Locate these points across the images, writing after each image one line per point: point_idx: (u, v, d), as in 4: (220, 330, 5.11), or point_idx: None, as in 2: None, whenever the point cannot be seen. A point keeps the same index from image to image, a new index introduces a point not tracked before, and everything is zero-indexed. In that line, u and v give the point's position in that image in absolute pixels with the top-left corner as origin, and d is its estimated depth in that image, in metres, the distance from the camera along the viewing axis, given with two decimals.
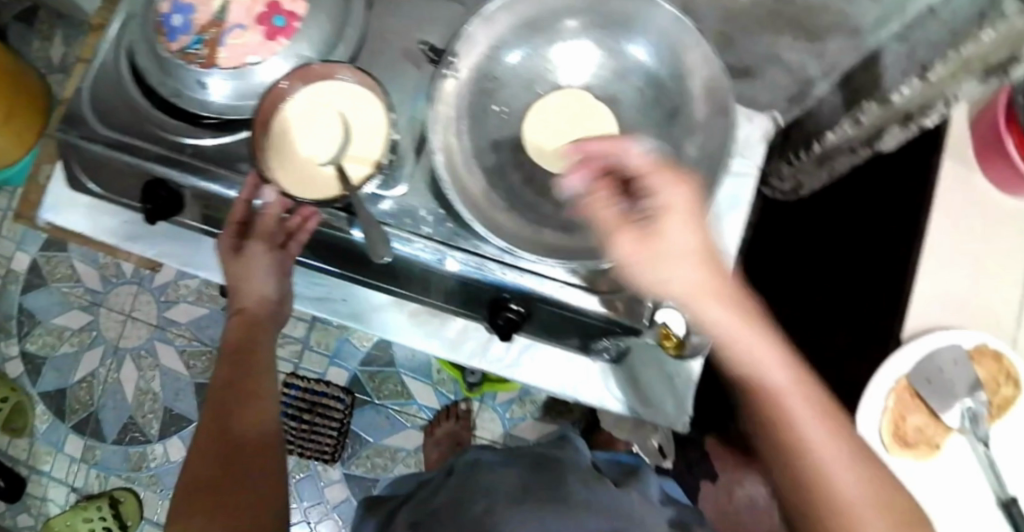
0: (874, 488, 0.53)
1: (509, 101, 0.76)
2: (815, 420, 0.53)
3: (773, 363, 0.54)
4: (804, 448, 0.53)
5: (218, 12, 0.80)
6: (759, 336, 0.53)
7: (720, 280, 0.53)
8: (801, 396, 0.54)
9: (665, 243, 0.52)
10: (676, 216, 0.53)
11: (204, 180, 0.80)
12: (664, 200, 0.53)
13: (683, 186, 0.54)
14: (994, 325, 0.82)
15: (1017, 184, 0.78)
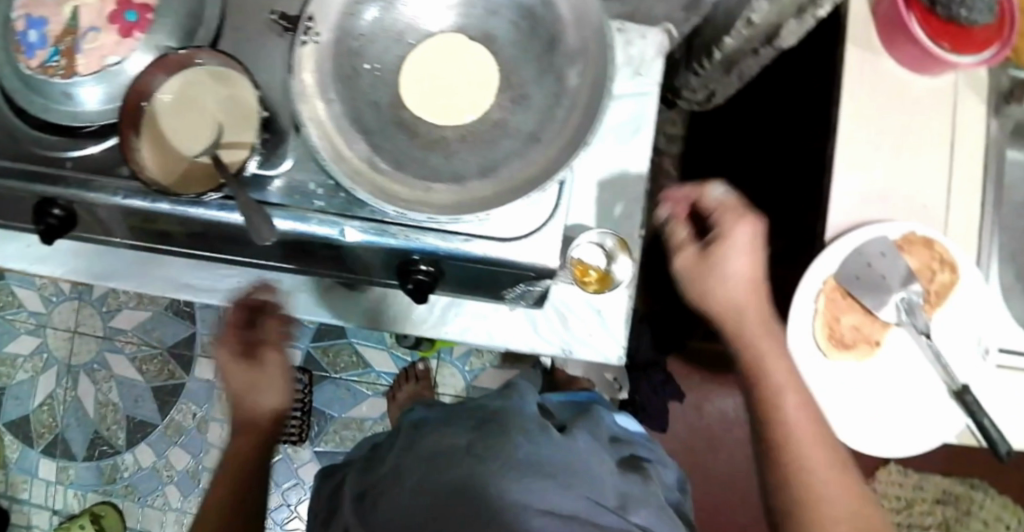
0: (847, 504, 0.59)
1: (381, 57, 0.71)
2: (806, 443, 0.62)
3: (768, 341, 0.67)
4: (794, 449, 0.61)
5: (70, 19, 0.76)
6: (768, 336, 0.67)
7: (756, 306, 0.67)
8: (787, 380, 0.65)
9: (721, 268, 0.66)
10: (737, 249, 0.66)
11: (89, 192, 0.76)
12: (732, 237, 0.66)
13: (746, 223, 0.66)
14: (922, 211, 0.79)
15: (925, 64, 0.77)
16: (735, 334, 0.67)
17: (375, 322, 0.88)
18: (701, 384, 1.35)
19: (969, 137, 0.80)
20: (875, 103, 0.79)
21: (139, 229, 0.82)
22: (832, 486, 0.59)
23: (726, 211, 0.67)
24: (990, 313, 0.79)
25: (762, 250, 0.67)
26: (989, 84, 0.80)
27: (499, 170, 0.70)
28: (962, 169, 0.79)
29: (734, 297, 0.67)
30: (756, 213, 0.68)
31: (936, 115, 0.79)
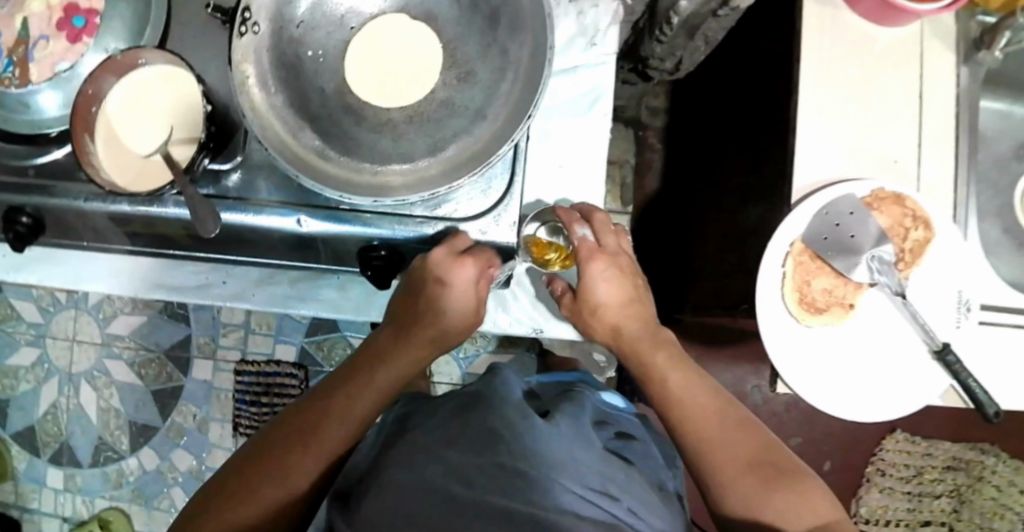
0: (745, 455, 0.65)
1: (323, 43, 0.70)
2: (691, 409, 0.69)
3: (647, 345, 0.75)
4: (695, 425, 0.68)
5: (21, 30, 0.77)
6: (649, 340, 0.75)
7: (631, 315, 0.76)
8: (676, 373, 0.72)
9: (589, 298, 0.76)
10: (598, 280, 0.75)
11: (53, 198, 0.77)
12: (591, 274, 0.75)
13: (609, 266, 0.76)
14: (892, 167, 0.77)
15: (886, 14, 0.75)
16: (631, 352, 0.76)
17: (339, 312, 0.88)
18: (698, 357, 1.27)
19: (939, 87, 0.77)
20: (836, 58, 0.77)
21: (133, 234, 0.83)
22: (731, 440, 0.66)
23: (586, 255, 0.75)
24: (969, 268, 0.76)
25: (628, 276, 0.77)
26: (957, 35, 0.79)
27: (447, 149, 0.70)
28: (931, 120, 0.77)
29: (614, 320, 0.76)
30: (613, 246, 0.76)
31: (901, 67, 0.77)
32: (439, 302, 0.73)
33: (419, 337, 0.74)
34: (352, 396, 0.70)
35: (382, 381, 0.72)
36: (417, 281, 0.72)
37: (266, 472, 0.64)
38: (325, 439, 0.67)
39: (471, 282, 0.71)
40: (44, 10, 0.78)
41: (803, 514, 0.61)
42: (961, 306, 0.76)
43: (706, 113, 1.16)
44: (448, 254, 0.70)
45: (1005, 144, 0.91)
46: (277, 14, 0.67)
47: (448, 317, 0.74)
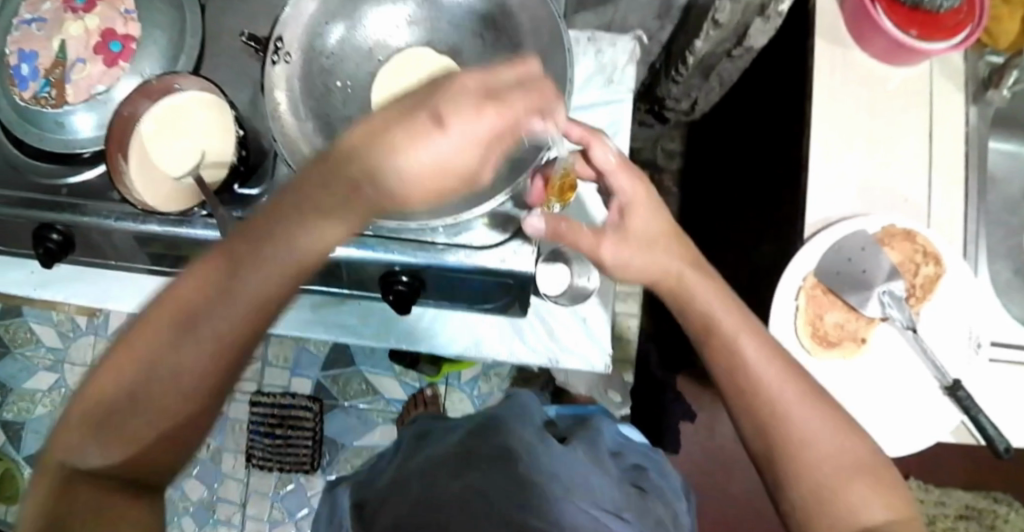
0: (831, 446, 0.52)
1: (352, 73, 0.75)
2: (767, 365, 0.55)
3: (721, 306, 0.59)
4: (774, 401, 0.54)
5: (58, 52, 0.80)
6: (716, 296, 0.60)
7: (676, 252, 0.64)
8: (752, 338, 0.57)
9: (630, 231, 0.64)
10: (633, 208, 0.64)
11: (83, 216, 0.78)
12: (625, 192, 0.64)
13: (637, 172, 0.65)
14: (905, 204, 0.79)
15: (897, 53, 0.78)
16: (687, 314, 0.61)
17: (358, 340, 0.86)
18: (713, 402, 1.25)
19: (949, 125, 0.79)
20: (847, 97, 0.79)
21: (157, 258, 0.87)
22: (819, 431, 0.52)
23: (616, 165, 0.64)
24: (979, 306, 0.77)
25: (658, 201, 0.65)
26: (966, 75, 0.81)
27: None
28: (942, 158, 0.79)
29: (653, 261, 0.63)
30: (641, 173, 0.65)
31: (912, 105, 0.80)
32: (392, 150, 0.39)
33: (346, 211, 0.40)
34: (220, 286, 0.42)
35: (277, 265, 0.41)
36: (373, 124, 0.40)
37: (101, 419, 0.42)
38: (195, 338, 0.42)
39: (473, 134, 0.41)
40: (82, 33, 0.80)
41: (875, 508, 0.50)
42: (971, 342, 0.76)
43: (716, 152, 1.19)
44: (479, 88, 0.42)
45: (1015, 186, 0.93)
46: (308, 46, 0.70)
47: (368, 186, 0.40)
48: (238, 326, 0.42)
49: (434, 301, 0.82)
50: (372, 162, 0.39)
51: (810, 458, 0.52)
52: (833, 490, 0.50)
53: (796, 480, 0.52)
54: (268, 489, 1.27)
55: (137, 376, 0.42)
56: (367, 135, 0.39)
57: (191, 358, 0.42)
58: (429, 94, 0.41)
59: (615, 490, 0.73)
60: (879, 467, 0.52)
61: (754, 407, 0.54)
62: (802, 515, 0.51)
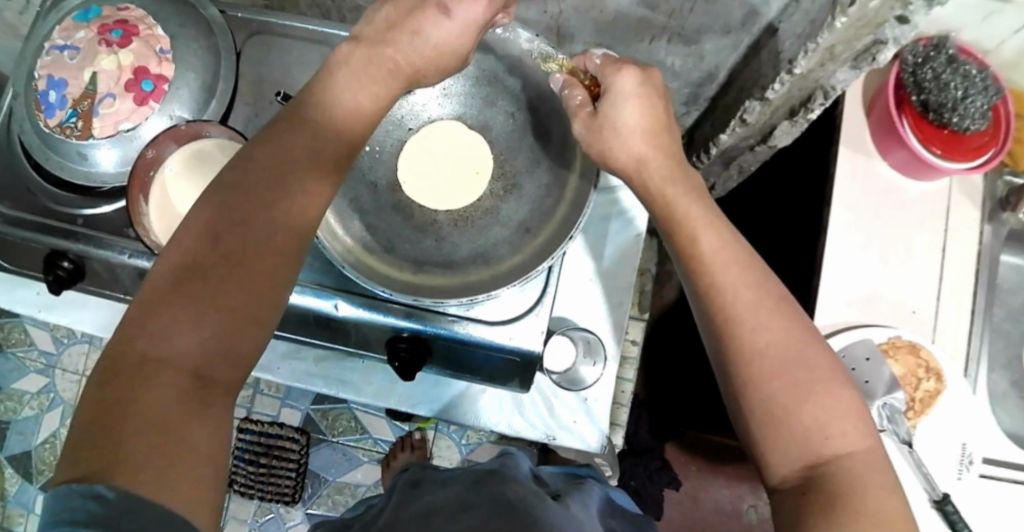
0: (789, 366, 0.48)
1: (381, 140, 0.75)
2: (725, 266, 0.52)
3: (686, 200, 0.57)
4: (726, 303, 0.51)
5: (89, 84, 0.77)
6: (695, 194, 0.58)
7: (660, 159, 0.60)
8: (708, 228, 0.55)
9: (611, 118, 0.61)
10: (625, 97, 0.60)
11: (96, 249, 0.80)
12: (615, 85, 0.61)
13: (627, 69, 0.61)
14: (913, 319, 0.80)
15: (917, 168, 0.79)
16: (665, 218, 0.58)
17: (359, 396, 0.86)
18: (699, 472, 1.24)
19: (962, 241, 0.81)
20: (863, 206, 0.81)
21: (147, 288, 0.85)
22: (776, 349, 0.49)
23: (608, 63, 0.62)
24: (975, 423, 0.78)
25: (659, 96, 0.61)
26: (983, 193, 0.83)
27: (488, 256, 0.73)
28: (951, 273, 0.81)
29: (640, 150, 0.61)
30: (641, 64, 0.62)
31: (929, 220, 0.81)
32: (412, 33, 0.59)
33: (340, 120, 0.57)
34: (274, 179, 0.52)
35: (314, 165, 0.54)
36: (396, 17, 0.60)
37: (169, 298, 0.47)
38: (247, 232, 0.50)
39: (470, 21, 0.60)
40: (115, 68, 0.77)
41: (835, 439, 0.47)
42: (964, 459, 0.78)
43: None
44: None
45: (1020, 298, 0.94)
46: None
47: (358, 98, 0.58)
48: (296, 217, 0.52)
49: (437, 369, 0.83)
50: (366, 67, 0.58)
51: (763, 380, 0.48)
52: (787, 413, 0.47)
53: (753, 404, 0.48)
54: (247, 517, 1.22)
55: (191, 268, 0.48)
56: (372, 46, 0.59)
57: (239, 259, 0.49)
58: None
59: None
60: (838, 385, 0.48)
61: (711, 316, 0.52)
62: (762, 444, 0.49)
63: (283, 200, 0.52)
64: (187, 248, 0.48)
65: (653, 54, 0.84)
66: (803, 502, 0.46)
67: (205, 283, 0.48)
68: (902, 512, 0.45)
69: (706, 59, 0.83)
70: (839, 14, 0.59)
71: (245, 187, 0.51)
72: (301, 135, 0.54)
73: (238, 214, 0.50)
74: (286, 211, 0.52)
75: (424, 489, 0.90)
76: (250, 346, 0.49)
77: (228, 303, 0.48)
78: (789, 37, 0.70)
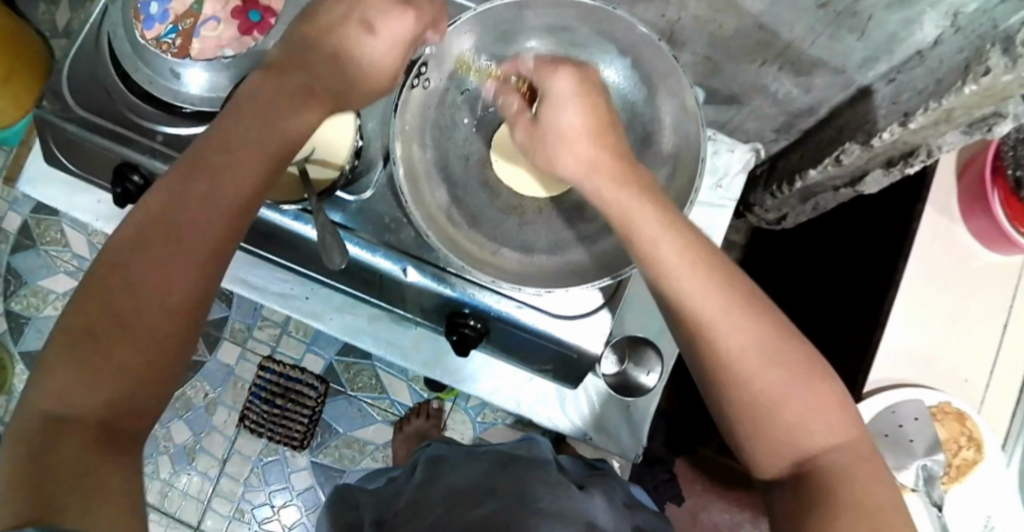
0: (767, 365, 0.48)
1: (482, 114, 0.74)
2: (683, 269, 0.51)
3: (639, 204, 0.54)
4: (688, 309, 0.50)
5: (194, 3, 0.79)
6: (650, 199, 0.55)
7: (606, 161, 0.57)
8: (662, 229, 0.52)
9: (552, 126, 0.59)
10: (564, 100, 0.59)
11: (172, 168, 0.80)
12: (550, 89, 0.60)
13: (564, 69, 0.60)
14: (963, 386, 0.81)
15: (994, 238, 0.79)
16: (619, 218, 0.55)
17: (405, 362, 0.86)
18: (704, 491, 1.16)
19: None
20: (935, 268, 0.81)
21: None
22: (751, 349, 0.48)
23: (541, 66, 0.61)
24: (1003, 499, 0.79)
25: (599, 95, 0.60)
26: None
27: (565, 252, 0.73)
28: (1009, 349, 0.81)
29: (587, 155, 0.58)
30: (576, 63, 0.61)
31: (997, 295, 0.81)
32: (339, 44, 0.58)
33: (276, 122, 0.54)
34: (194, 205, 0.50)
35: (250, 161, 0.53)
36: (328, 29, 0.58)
37: (85, 349, 0.47)
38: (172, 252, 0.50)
39: (395, 38, 0.58)
40: None
41: (816, 433, 0.48)
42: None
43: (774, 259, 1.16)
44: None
45: None
46: (451, 79, 0.72)
47: (297, 107, 0.56)
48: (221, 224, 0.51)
49: (489, 349, 0.82)
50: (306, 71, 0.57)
51: (744, 380, 0.48)
52: (772, 411, 0.48)
53: (738, 407, 0.49)
54: (252, 454, 1.21)
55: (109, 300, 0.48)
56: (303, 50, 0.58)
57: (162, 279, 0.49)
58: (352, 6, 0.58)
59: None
60: (817, 377, 0.49)
61: (680, 321, 0.51)
62: (746, 440, 0.49)
63: (205, 215, 0.51)
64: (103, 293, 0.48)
65: (759, 77, 0.83)
66: (795, 497, 0.47)
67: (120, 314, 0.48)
68: (892, 505, 0.46)
69: (811, 93, 0.82)
70: (970, 81, 0.58)
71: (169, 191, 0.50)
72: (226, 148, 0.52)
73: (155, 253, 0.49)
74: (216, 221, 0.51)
75: (448, 466, 0.91)
76: (169, 379, 0.50)
77: (139, 352, 0.48)
78: (909, 91, 0.69)
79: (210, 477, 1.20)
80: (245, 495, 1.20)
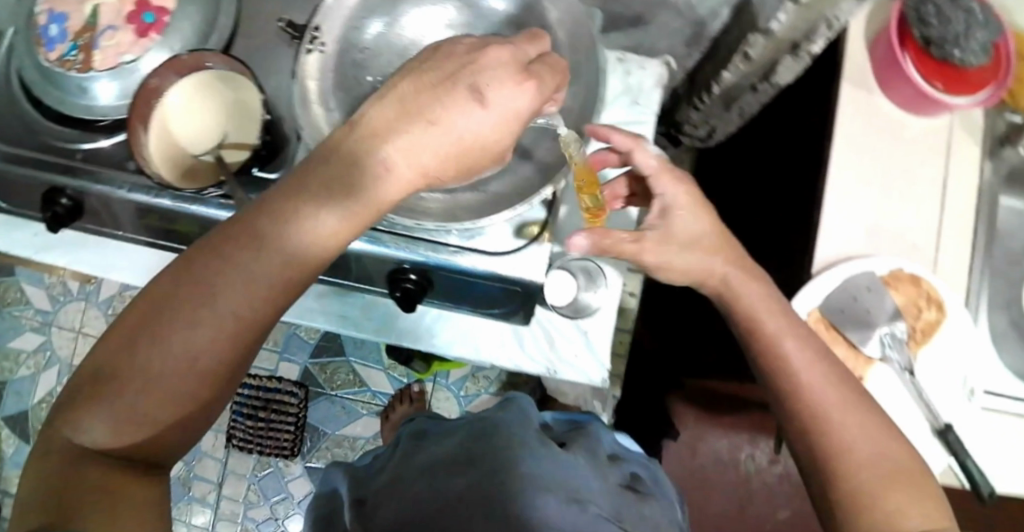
0: (872, 459, 0.54)
1: (383, 70, 0.73)
2: (804, 359, 0.59)
3: (763, 311, 0.61)
4: (799, 395, 0.57)
5: (90, 17, 0.81)
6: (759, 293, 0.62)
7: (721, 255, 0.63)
8: (773, 320, 0.60)
9: (675, 228, 0.64)
10: (683, 205, 0.64)
11: (97, 184, 0.77)
12: (673, 196, 0.64)
13: (683, 181, 0.65)
14: (915, 252, 0.80)
15: (916, 102, 0.79)
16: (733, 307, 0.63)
17: (362, 333, 0.87)
18: (699, 423, 1.18)
19: (963, 178, 0.81)
20: (864, 140, 0.81)
21: (151, 225, 0.84)
22: (862, 443, 0.55)
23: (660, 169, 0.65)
24: (975, 355, 0.79)
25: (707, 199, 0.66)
26: (983, 130, 0.82)
27: (489, 187, 0.71)
28: (953, 208, 0.80)
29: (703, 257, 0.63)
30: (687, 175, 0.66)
31: (931, 157, 0.81)
32: (428, 120, 0.52)
33: (312, 219, 0.51)
34: (221, 293, 0.49)
35: (284, 254, 0.51)
36: (412, 100, 0.53)
37: (105, 394, 0.48)
38: (204, 327, 0.49)
39: (507, 109, 0.53)
40: (117, 2, 0.81)
41: (912, 514, 0.52)
42: (966, 391, 0.78)
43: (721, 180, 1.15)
44: (509, 60, 0.53)
45: None
46: (345, 39, 0.72)
47: (335, 203, 0.52)
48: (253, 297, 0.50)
49: (439, 301, 0.83)
50: (355, 159, 0.52)
51: (851, 468, 0.54)
52: (871, 498, 0.53)
53: (840, 489, 0.54)
54: (246, 471, 1.20)
55: (135, 353, 0.48)
56: (381, 134, 0.52)
57: (190, 345, 0.49)
58: (461, 68, 0.53)
59: (615, 500, 0.72)
60: (918, 476, 0.55)
61: (795, 411, 0.57)
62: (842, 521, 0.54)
63: (235, 289, 0.50)
64: (125, 354, 0.48)
65: None
66: None
67: (150, 374, 0.48)
68: None
69: None
70: None
71: (202, 264, 0.50)
72: (259, 241, 0.50)
73: (176, 327, 0.48)
74: (252, 301, 0.50)
75: (428, 443, 0.81)
76: (191, 425, 0.52)
77: (163, 406, 0.49)
78: None
79: (211, 503, 1.19)
80: (248, 514, 1.19)
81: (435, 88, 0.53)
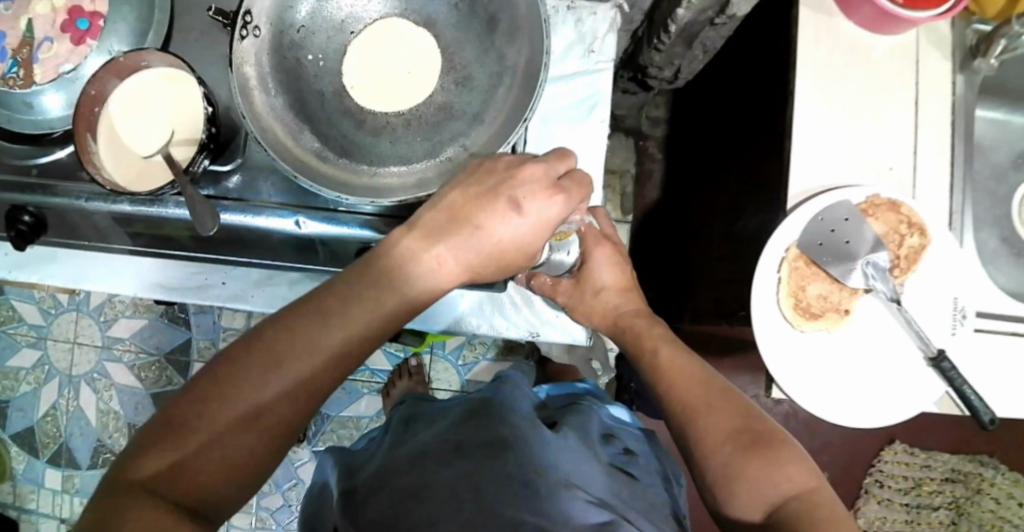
0: (730, 439, 0.60)
1: (323, 47, 0.72)
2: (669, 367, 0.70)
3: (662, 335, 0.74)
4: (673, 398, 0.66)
5: (25, 31, 0.78)
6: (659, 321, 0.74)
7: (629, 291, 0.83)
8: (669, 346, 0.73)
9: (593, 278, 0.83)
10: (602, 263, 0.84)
11: (53, 197, 0.75)
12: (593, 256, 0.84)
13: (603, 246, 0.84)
14: (892, 176, 0.78)
15: (881, 21, 0.75)
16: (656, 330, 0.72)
17: None
18: None
19: (936, 92, 0.78)
20: (829, 65, 0.78)
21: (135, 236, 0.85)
22: (724, 432, 0.60)
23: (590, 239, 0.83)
24: (964, 275, 0.76)
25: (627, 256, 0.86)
26: (952, 44, 0.79)
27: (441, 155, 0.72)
28: (926, 126, 0.78)
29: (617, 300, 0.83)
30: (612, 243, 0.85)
31: (898, 75, 0.78)
32: (473, 228, 0.57)
33: (399, 285, 0.56)
34: (302, 351, 0.52)
35: (370, 316, 0.54)
36: (458, 208, 0.57)
37: (174, 438, 0.48)
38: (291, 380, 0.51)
39: (542, 217, 0.58)
40: (49, 12, 0.78)
41: (777, 481, 0.56)
42: (956, 314, 0.76)
43: (702, 121, 1.14)
44: (542, 178, 0.57)
45: (1003, 151, 0.94)
46: (277, 19, 0.69)
47: (419, 272, 0.57)
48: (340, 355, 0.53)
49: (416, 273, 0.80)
50: (442, 229, 0.57)
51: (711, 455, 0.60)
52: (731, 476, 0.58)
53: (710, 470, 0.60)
54: None
55: (220, 398, 0.49)
56: (430, 236, 0.57)
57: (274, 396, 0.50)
58: (502, 179, 0.57)
59: (609, 481, 0.65)
60: (783, 447, 0.58)
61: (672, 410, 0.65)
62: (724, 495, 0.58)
63: (326, 343, 0.52)
64: (200, 403, 0.49)
65: None
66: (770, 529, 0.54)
67: (233, 423, 0.49)
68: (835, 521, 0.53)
69: None
70: None
71: (296, 321, 0.52)
72: (338, 305, 0.54)
73: (255, 378, 0.50)
74: (336, 358, 0.53)
75: (417, 429, 0.75)
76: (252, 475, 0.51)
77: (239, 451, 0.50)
78: None
79: None
80: (262, 503, 1.20)
81: (485, 199, 0.57)
